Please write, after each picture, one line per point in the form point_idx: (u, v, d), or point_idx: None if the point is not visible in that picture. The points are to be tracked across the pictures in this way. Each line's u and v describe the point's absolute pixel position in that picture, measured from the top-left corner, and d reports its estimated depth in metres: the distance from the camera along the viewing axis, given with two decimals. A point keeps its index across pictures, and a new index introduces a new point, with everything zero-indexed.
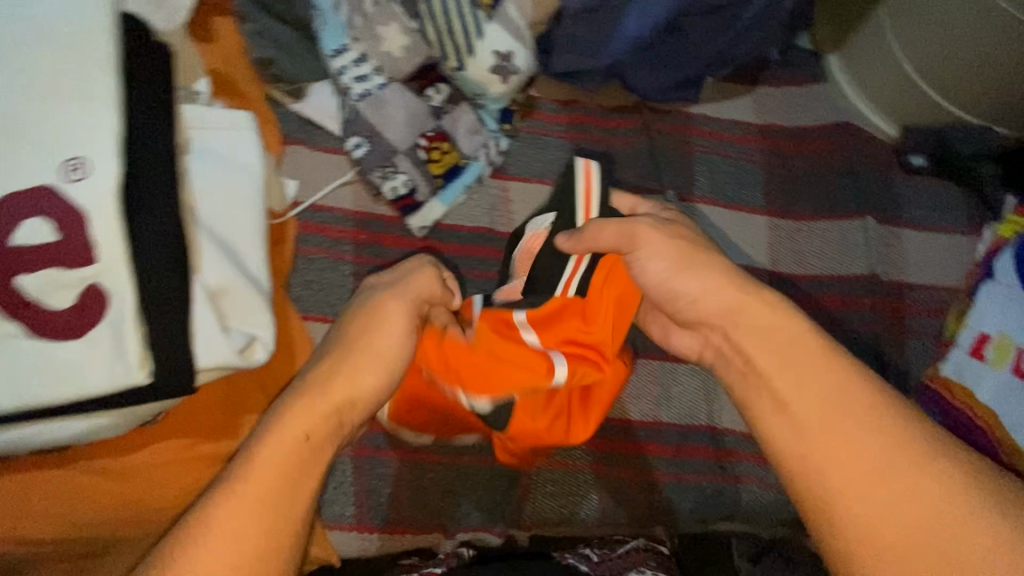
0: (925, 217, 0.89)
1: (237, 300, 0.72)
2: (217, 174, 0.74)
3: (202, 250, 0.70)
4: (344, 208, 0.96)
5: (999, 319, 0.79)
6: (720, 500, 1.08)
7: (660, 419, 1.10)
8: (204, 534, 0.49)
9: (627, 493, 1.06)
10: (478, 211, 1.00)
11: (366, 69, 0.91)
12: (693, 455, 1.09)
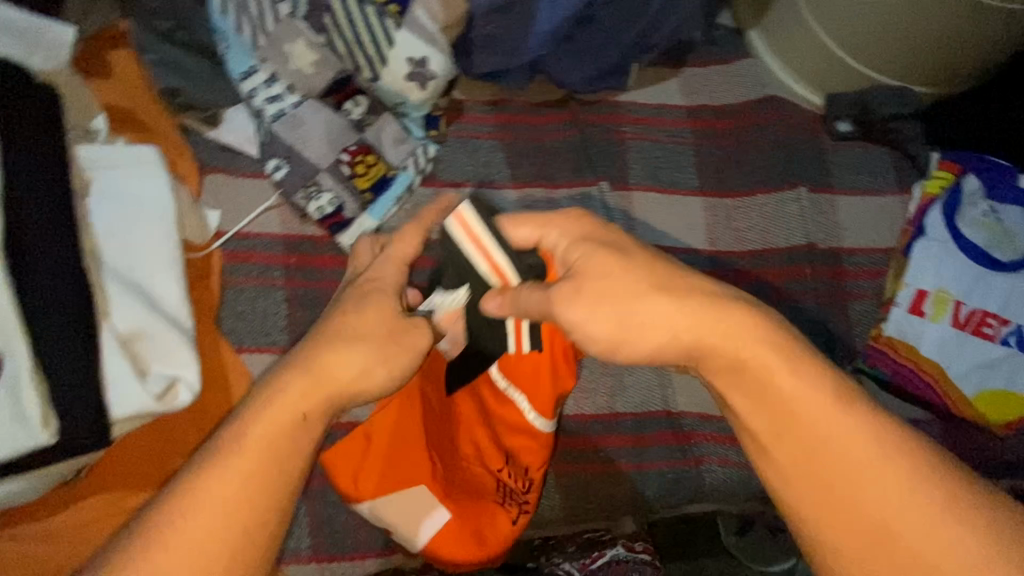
0: (851, 181, 0.95)
1: (155, 343, 0.60)
2: (120, 210, 0.63)
3: (110, 293, 0.60)
4: (277, 248, 0.79)
5: (931, 274, 0.87)
6: (683, 484, 0.85)
7: (617, 413, 0.86)
8: (189, 511, 0.46)
9: (592, 489, 0.84)
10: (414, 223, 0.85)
11: (277, 90, 0.78)
12: (654, 443, 0.86)
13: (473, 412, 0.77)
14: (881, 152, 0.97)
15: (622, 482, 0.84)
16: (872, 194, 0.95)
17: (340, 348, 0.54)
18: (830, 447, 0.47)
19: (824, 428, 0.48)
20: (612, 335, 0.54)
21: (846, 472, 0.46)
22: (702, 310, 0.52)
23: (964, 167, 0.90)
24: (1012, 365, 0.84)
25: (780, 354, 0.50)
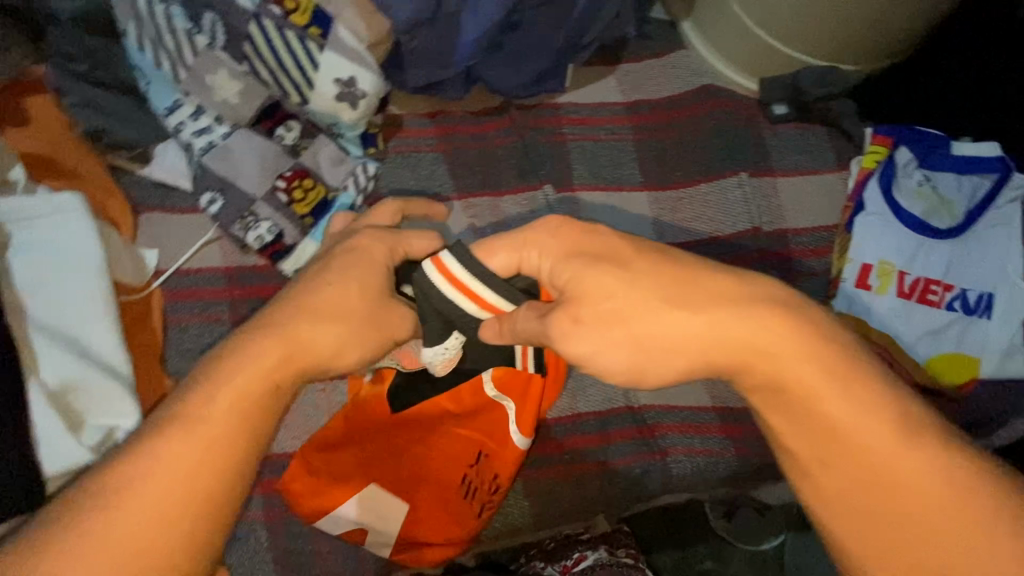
0: (790, 163, 0.96)
1: (90, 394, 0.59)
2: (46, 259, 0.62)
3: (37, 349, 0.58)
4: (220, 282, 0.79)
5: (874, 246, 0.89)
6: (656, 477, 0.85)
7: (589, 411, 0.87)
8: (154, 472, 0.44)
9: (568, 488, 0.84)
10: None
11: (205, 123, 0.77)
12: (631, 438, 0.86)
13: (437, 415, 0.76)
14: (818, 130, 0.98)
15: (593, 482, 0.84)
16: (812, 173, 0.96)
17: (313, 323, 0.53)
18: (880, 472, 0.46)
19: (880, 458, 0.46)
20: (632, 365, 0.52)
21: (894, 493, 0.46)
22: (753, 321, 0.49)
23: (896, 139, 0.92)
24: (960, 328, 0.87)
25: (833, 382, 0.47)
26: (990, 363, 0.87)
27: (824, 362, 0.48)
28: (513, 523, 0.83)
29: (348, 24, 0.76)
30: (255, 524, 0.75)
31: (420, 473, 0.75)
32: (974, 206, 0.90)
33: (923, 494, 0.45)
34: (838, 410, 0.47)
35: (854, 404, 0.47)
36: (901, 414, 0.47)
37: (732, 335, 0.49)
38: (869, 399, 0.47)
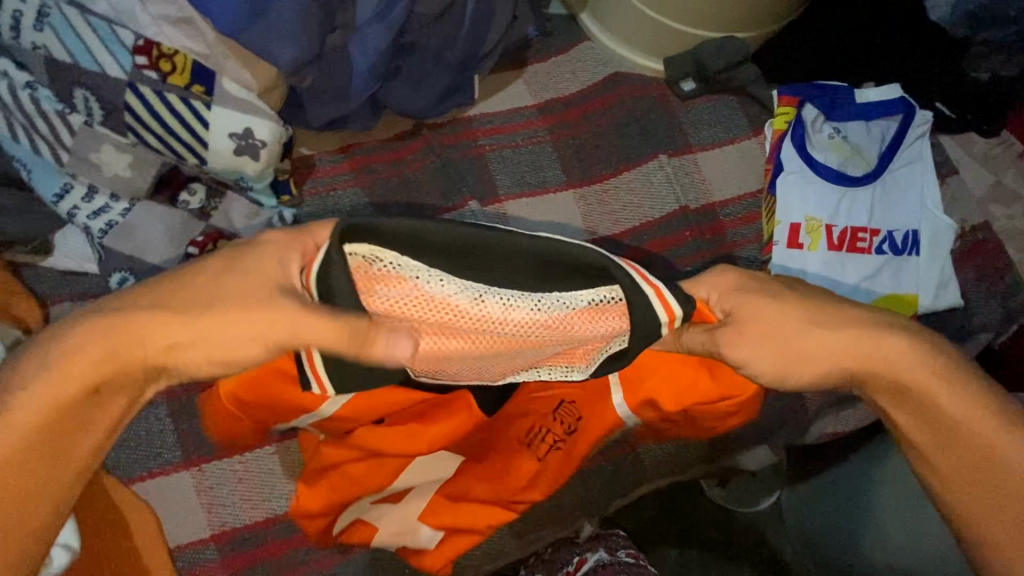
0: (705, 137, 0.97)
1: None
2: None
3: None
4: None
5: (798, 205, 0.90)
6: (647, 466, 0.87)
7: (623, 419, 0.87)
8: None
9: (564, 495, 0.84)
10: None
11: (100, 203, 0.75)
12: None
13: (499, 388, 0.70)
14: (728, 101, 1.00)
15: (586, 485, 0.84)
16: (729, 143, 0.98)
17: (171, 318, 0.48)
18: (993, 455, 0.48)
19: (991, 442, 0.48)
20: None
21: (1003, 479, 0.48)
22: (866, 334, 0.51)
23: (803, 97, 0.94)
24: (893, 269, 0.90)
25: (943, 375, 0.50)
26: (927, 298, 0.89)
27: (929, 358, 0.50)
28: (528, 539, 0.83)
29: (233, 75, 0.74)
30: None
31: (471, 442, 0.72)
32: (885, 149, 0.93)
33: (1013, 485, 0.47)
34: (933, 397, 0.50)
35: (907, 402, 0.51)
36: (977, 391, 0.50)
37: (835, 351, 0.51)
38: (924, 379, 0.50)
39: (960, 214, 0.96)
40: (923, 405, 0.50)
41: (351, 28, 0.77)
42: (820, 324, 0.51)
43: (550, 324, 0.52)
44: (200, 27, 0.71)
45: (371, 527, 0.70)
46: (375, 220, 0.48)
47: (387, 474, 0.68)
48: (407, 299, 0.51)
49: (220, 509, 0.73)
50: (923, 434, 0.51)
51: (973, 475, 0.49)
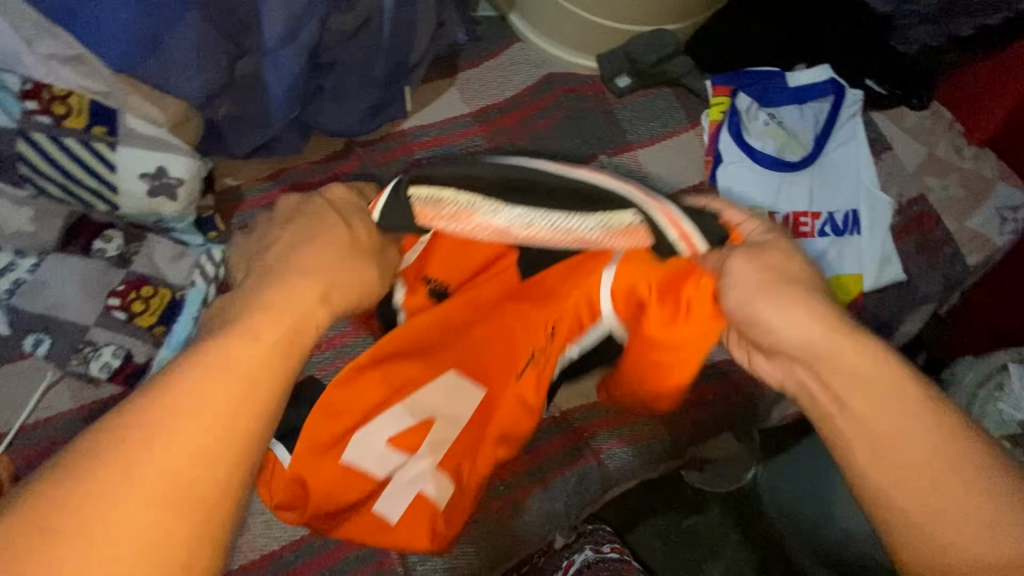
0: (643, 134, 0.96)
1: None
2: None
3: None
4: (76, 427, 0.69)
5: (740, 196, 0.90)
6: (630, 464, 0.88)
7: (609, 418, 0.89)
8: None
9: (538, 504, 0.83)
10: None
11: (4, 262, 0.70)
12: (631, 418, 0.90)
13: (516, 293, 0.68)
14: (663, 95, 0.99)
15: (558, 491, 0.84)
16: (668, 137, 0.96)
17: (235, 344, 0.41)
18: (932, 455, 0.40)
19: (938, 446, 0.40)
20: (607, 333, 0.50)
21: (942, 482, 0.39)
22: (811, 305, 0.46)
23: (735, 87, 0.95)
24: (836, 250, 0.91)
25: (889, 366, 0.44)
26: (871, 276, 0.91)
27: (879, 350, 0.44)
28: (504, 551, 0.81)
29: (138, 111, 0.70)
30: None
31: (482, 366, 0.69)
32: (819, 131, 0.94)
33: (956, 495, 0.39)
34: (878, 384, 0.43)
35: (870, 391, 0.43)
36: (928, 391, 0.42)
37: (787, 313, 0.46)
38: (875, 377, 0.43)
39: (897, 189, 0.97)
40: (870, 392, 0.43)
41: (261, 51, 0.72)
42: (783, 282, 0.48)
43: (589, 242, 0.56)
44: (93, 65, 0.67)
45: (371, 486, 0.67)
46: (425, 174, 0.53)
47: (399, 394, 0.66)
48: (473, 227, 0.55)
49: None
50: (867, 424, 0.43)
51: (910, 477, 0.40)
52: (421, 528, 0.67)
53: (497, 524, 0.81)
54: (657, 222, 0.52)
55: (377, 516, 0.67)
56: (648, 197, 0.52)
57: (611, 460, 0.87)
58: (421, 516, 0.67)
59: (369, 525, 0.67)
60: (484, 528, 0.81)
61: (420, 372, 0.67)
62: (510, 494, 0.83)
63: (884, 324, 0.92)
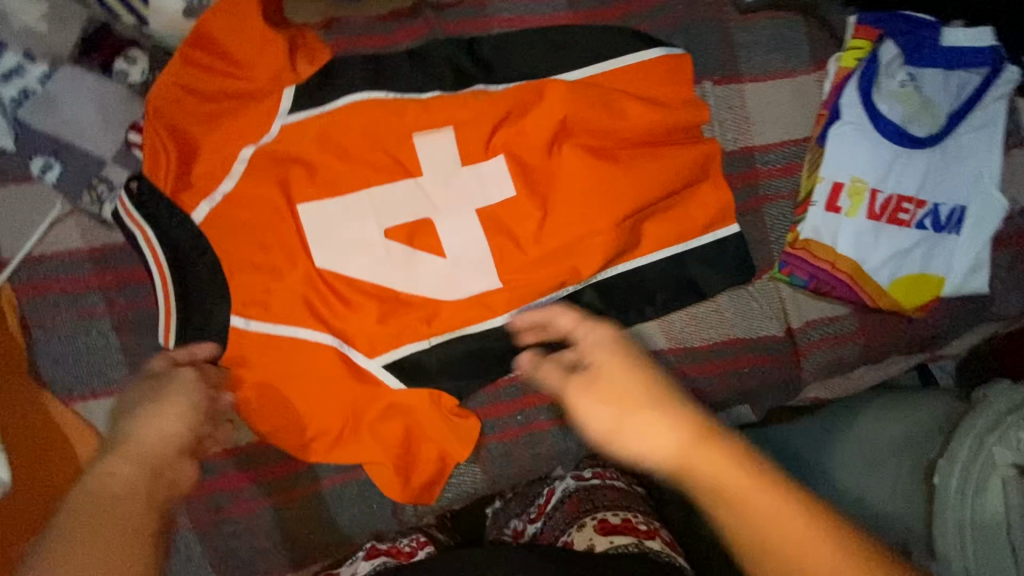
0: (758, 65, 0.82)
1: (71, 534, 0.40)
2: None
3: None
4: (86, 269, 0.63)
5: (849, 162, 0.79)
6: None
7: None
8: None
9: (543, 442, 0.77)
10: (209, 276, 0.64)
11: (12, 64, 0.62)
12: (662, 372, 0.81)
13: (585, 155, 0.74)
14: (793, 22, 0.83)
15: (565, 434, 0.77)
16: (783, 77, 0.83)
17: None
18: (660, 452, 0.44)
19: (680, 461, 0.43)
20: (520, 264, 0.72)
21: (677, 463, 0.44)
22: (735, 457, 0.43)
23: (884, 31, 0.80)
24: (928, 247, 0.81)
25: (651, 388, 0.46)
26: (952, 284, 0.82)
27: (671, 394, 0.46)
28: (490, 485, 0.76)
29: None
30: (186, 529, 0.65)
31: (579, 202, 0.73)
32: (958, 108, 0.80)
33: (643, 436, 0.44)
34: (645, 403, 0.45)
35: (623, 436, 0.45)
36: (696, 437, 0.43)
37: (661, 441, 0.44)
38: (625, 383, 0.46)
39: (1015, 192, 0.85)
40: (617, 392, 0.46)
41: None
42: (648, 424, 0.44)
43: (106, 279, 0.64)
44: None
45: (301, 386, 0.65)
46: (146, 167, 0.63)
47: (649, 170, 0.74)
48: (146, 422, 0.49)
49: None
50: (584, 403, 0.47)
51: (632, 418, 0.45)
52: (527, 286, 0.72)
53: (506, 456, 0.75)
54: (164, 330, 0.64)
55: (669, 216, 0.76)
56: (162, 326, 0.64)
57: None
58: (616, 249, 0.74)
59: (675, 226, 0.76)
60: (494, 457, 0.75)
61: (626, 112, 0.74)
62: (523, 424, 0.76)
63: (939, 331, 0.87)
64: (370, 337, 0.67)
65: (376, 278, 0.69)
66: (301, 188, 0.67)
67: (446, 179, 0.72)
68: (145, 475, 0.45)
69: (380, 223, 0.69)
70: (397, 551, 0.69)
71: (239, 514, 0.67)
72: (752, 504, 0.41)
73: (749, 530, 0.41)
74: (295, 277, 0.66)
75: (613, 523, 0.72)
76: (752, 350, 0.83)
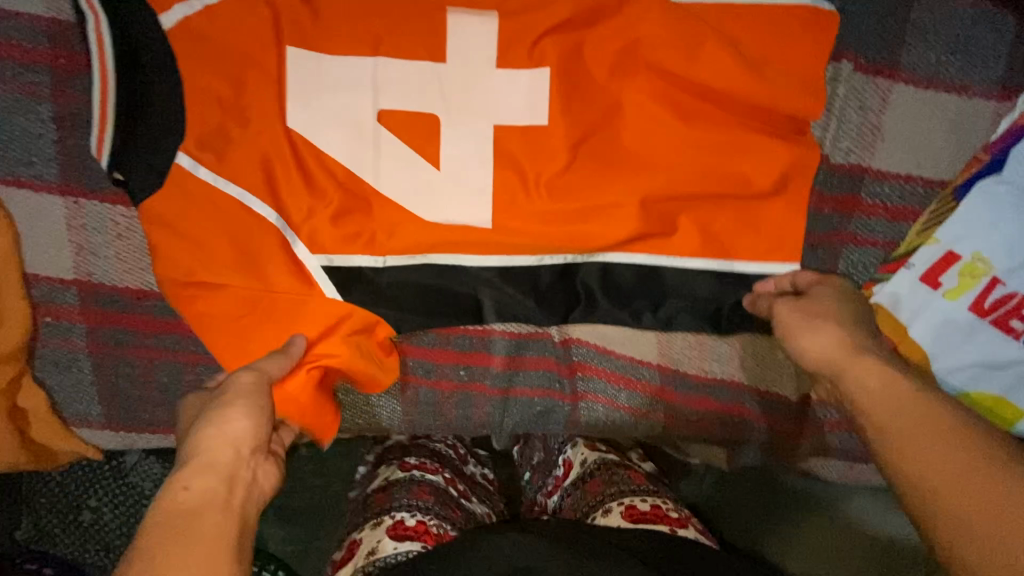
0: (925, 66, 0.61)
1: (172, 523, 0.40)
2: None
3: None
4: (40, 41, 0.55)
5: (978, 234, 0.60)
6: (609, 427, 0.71)
7: (612, 370, 0.69)
8: None
9: (481, 406, 0.70)
10: (162, 95, 0.55)
11: None
12: (635, 387, 0.69)
13: (653, 104, 0.58)
14: (1005, 19, 0.59)
15: (509, 406, 0.70)
16: (951, 91, 0.61)
17: None
18: (819, 355, 0.52)
19: (850, 367, 0.50)
20: (520, 209, 0.59)
21: (843, 364, 0.50)
22: (881, 369, 0.48)
23: None
24: None
25: (818, 318, 0.54)
26: None
27: (851, 333, 0.52)
28: (412, 425, 0.71)
29: None
30: (82, 353, 0.60)
31: (621, 160, 0.59)
32: None
33: (812, 341, 0.53)
34: (829, 318, 0.53)
35: (798, 332, 0.54)
36: (860, 353, 0.50)
37: (816, 340, 0.53)
38: (841, 309, 0.55)
39: None
40: (830, 311, 0.54)
41: None
42: (810, 327, 0.53)
43: (56, 58, 0.55)
44: None
45: (227, 258, 0.57)
46: None
47: (719, 153, 0.58)
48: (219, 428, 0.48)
49: (90, 256, 0.58)
50: (784, 309, 0.56)
51: (813, 323, 0.53)
52: (515, 237, 0.60)
53: (437, 403, 0.69)
54: (98, 138, 0.55)
55: (723, 217, 0.60)
56: (98, 132, 0.55)
57: (584, 409, 0.70)
58: (644, 233, 0.60)
59: (723, 232, 0.61)
60: (419, 401, 0.69)
61: (717, 71, 0.57)
62: (468, 381, 0.68)
63: None
64: (321, 231, 0.58)
65: (350, 166, 0.57)
66: (296, 30, 0.55)
67: (470, 76, 0.57)
68: (222, 482, 0.44)
69: (377, 103, 0.57)
70: (425, 531, 0.61)
71: (137, 359, 0.61)
72: (925, 417, 0.44)
73: (879, 415, 0.46)
74: (255, 131, 0.56)
75: (642, 510, 0.63)
76: (750, 402, 0.70)
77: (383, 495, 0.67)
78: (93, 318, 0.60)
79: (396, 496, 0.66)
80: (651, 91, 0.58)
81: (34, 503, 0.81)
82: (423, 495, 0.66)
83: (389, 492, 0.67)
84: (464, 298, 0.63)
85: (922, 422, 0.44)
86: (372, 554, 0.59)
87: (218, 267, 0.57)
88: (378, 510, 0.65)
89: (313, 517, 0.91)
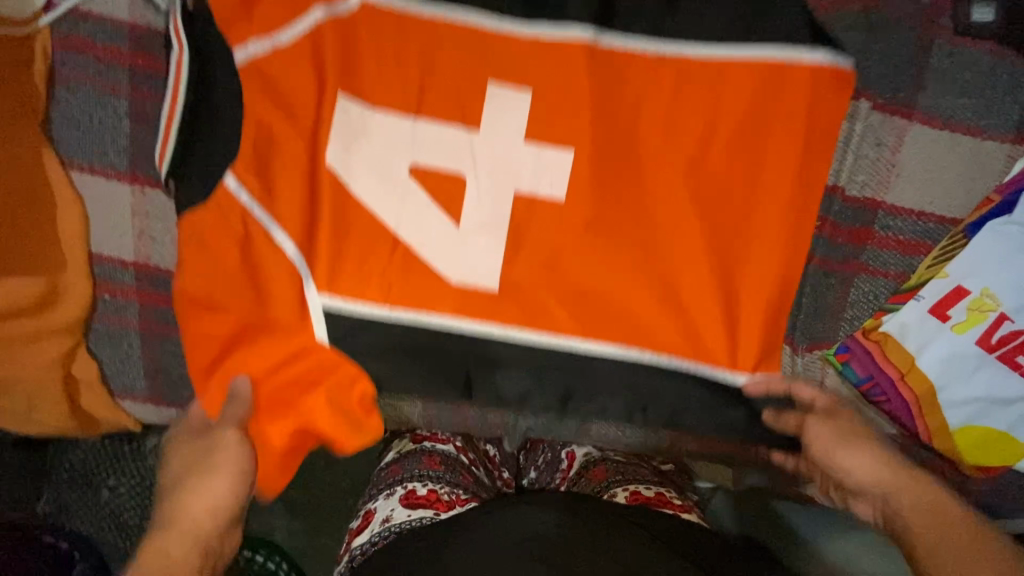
0: (940, 107, 0.63)
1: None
2: None
3: None
4: (124, 44, 0.60)
5: (987, 271, 0.62)
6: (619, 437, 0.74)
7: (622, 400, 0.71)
8: None
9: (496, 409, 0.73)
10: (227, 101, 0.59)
11: None
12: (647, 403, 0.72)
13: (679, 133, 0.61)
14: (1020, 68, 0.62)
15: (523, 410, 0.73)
16: (966, 132, 0.63)
17: None
18: (858, 476, 0.58)
19: (898, 491, 0.56)
20: (546, 226, 0.61)
21: (887, 488, 0.57)
22: (927, 488, 0.56)
23: None
24: None
25: (850, 437, 0.59)
26: None
27: (891, 453, 0.58)
28: (427, 423, 0.74)
29: None
30: (133, 329, 0.65)
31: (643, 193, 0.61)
32: None
33: (850, 461, 0.58)
34: (862, 440, 0.59)
35: (837, 449, 0.59)
36: (906, 474, 0.57)
37: (854, 462, 0.58)
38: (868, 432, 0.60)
39: None
40: (851, 433, 0.60)
41: None
42: (846, 446, 0.59)
43: (138, 60, 0.61)
44: None
45: (268, 254, 0.60)
46: None
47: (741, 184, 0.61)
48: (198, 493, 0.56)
49: (149, 240, 0.63)
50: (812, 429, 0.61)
51: (844, 441, 0.59)
52: (535, 256, 0.61)
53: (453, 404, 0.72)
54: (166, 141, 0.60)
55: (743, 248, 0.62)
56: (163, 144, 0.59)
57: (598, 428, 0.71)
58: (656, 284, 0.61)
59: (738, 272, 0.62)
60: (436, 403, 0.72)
61: (741, 104, 0.60)
62: None
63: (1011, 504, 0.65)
64: (345, 274, 0.61)
65: (378, 218, 0.60)
66: (352, 46, 0.60)
67: (500, 142, 0.61)
68: (195, 550, 0.53)
69: (411, 161, 0.60)
70: (436, 499, 0.67)
71: (181, 339, 0.66)
72: (971, 541, 0.51)
73: (932, 542, 0.52)
74: (304, 138, 0.60)
75: (646, 496, 0.69)
76: None
77: (398, 468, 0.73)
78: (147, 298, 0.65)
79: (408, 466, 0.72)
80: (677, 124, 0.61)
81: (55, 479, 0.85)
82: (434, 465, 0.72)
83: (401, 462, 0.74)
84: (465, 359, 0.63)
85: (969, 545, 0.51)
86: (388, 519, 0.65)
87: (254, 261, 0.60)
88: (388, 483, 0.71)
89: (321, 510, 0.94)
